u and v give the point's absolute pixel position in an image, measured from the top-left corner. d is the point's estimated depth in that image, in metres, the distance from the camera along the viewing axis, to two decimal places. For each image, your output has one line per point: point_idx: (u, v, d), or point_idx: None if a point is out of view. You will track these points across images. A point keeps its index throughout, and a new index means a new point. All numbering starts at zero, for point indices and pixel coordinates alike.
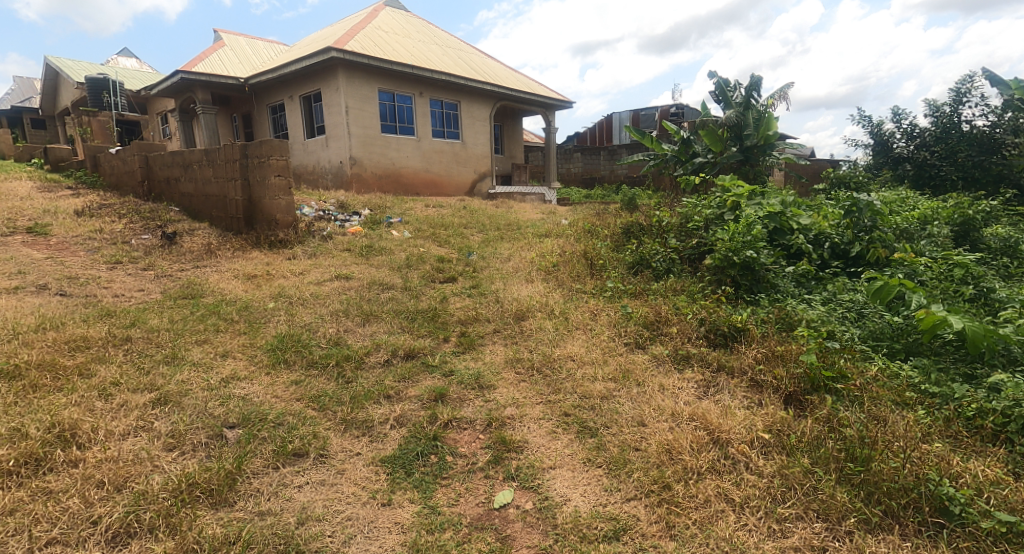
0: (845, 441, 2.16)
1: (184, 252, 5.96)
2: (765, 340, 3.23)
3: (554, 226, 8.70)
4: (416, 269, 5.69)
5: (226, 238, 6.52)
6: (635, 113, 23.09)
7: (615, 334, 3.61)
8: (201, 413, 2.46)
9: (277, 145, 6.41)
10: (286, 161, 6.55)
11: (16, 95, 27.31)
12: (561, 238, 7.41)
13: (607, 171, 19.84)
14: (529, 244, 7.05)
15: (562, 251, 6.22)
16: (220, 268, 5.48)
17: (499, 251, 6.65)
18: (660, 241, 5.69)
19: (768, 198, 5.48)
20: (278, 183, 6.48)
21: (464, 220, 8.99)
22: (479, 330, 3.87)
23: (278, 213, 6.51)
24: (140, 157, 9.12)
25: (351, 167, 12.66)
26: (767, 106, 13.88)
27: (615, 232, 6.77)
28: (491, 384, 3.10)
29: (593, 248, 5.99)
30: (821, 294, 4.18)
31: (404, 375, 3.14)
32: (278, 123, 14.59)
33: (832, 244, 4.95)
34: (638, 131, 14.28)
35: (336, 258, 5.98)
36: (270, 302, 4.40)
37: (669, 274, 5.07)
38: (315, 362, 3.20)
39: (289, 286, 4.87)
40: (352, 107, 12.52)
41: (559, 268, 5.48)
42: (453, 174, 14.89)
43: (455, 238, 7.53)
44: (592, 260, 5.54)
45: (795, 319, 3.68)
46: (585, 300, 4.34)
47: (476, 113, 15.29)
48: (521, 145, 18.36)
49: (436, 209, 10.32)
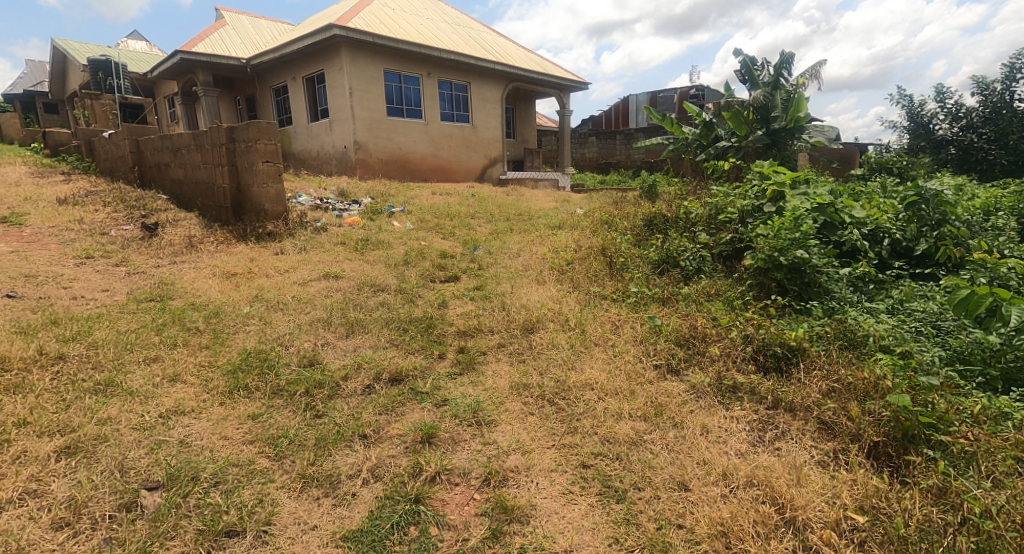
0: (978, 538, 1.56)
1: (163, 245, 5.46)
2: (830, 366, 2.61)
3: (568, 216, 8.06)
4: (414, 266, 5.12)
5: (211, 230, 6.01)
6: (653, 95, 22.19)
7: (642, 353, 3.01)
8: (114, 476, 1.92)
9: (266, 127, 5.84)
10: (277, 145, 5.99)
11: (28, 79, 26.91)
12: (576, 231, 6.79)
13: (622, 156, 19.08)
14: (541, 237, 6.45)
15: (577, 245, 5.61)
16: (199, 264, 4.97)
17: (508, 244, 6.06)
18: (688, 239, 5.07)
19: (814, 187, 4.80)
20: (267, 170, 5.93)
21: (471, 209, 8.40)
22: (480, 344, 3.31)
23: (267, 203, 5.98)
24: (130, 141, 8.61)
25: (356, 152, 12.08)
26: (797, 85, 13.02)
27: (636, 225, 6.15)
28: (492, 420, 2.54)
29: (613, 243, 5.37)
30: (884, 302, 3.55)
31: (386, 407, 2.60)
32: (282, 106, 14.05)
33: (892, 240, 4.27)
34: (659, 113, 13.56)
35: (328, 253, 5.44)
36: (244, 307, 3.87)
37: (700, 274, 4.45)
38: (281, 389, 2.65)
39: (270, 287, 4.33)
40: (357, 88, 11.90)
41: (574, 266, 4.88)
42: (462, 159, 14.24)
43: (460, 230, 6.96)
44: (612, 258, 4.92)
45: (860, 336, 3.06)
46: (604, 307, 3.74)
47: (487, 95, 14.59)
48: (534, 129, 17.65)
49: (443, 197, 9.73)
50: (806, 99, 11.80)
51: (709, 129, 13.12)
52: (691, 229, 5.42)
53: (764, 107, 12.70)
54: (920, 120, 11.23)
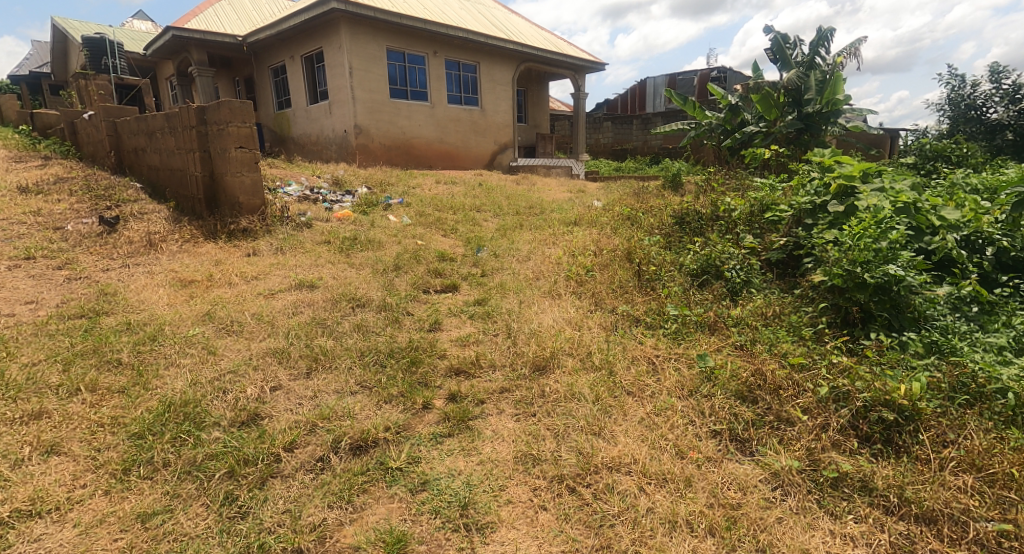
0: None
1: (119, 243, 4.74)
2: (977, 451, 1.83)
3: (583, 209, 7.27)
4: (407, 273, 4.39)
5: (180, 224, 5.30)
6: (671, 78, 21.13)
7: (693, 412, 2.24)
8: None
9: (240, 106, 5.07)
10: (254, 129, 5.23)
11: (31, 61, 26.18)
12: (594, 228, 6.00)
13: (639, 142, 18.16)
14: (555, 235, 5.68)
15: (597, 247, 4.86)
16: (154, 269, 4.24)
17: (517, 244, 5.31)
18: (731, 244, 4.26)
19: (890, 180, 3.96)
20: (241, 157, 5.17)
21: (477, 200, 7.63)
22: (477, 388, 2.57)
23: (241, 195, 5.23)
24: (106, 124, 7.88)
25: (357, 137, 11.29)
26: (834, 65, 12.01)
27: (664, 225, 5.35)
28: (488, 522, 1.78)
29: (639, 246, 4.60)
30: (1005, 334, 2.73)
31: (343, 497, 1.86)
32: (281, 87, 13.26)
33: (996, 249, 3.43)
34: (681, 96, 12.66)
35: (308, 254, 4.70)
36: (192, 328, 3.15)
37: (749, 289, 3.67)
38: (196, 466, 1.91)
39: (231, 299, 3.62)
40: (357, 67, 11.07)
41: (593, 274, 4.13)
42: (470, 145, 13.42)
43: (464, 226, 6.21)
44: (639, 266, 4.16)
45: (996, 391, 2.25)
46: (636, 336, 2.98)
47: (497, 76, 13.69)
48: (547, 113, 16.73)
49: (447, 186, 8.98)
50: (844, 80, 10.81)
51: (735, 113, 12.20)
52: (732, 232, 4.62)
53: (796, 89, 11.71)
54: (971, 103, 10.22)
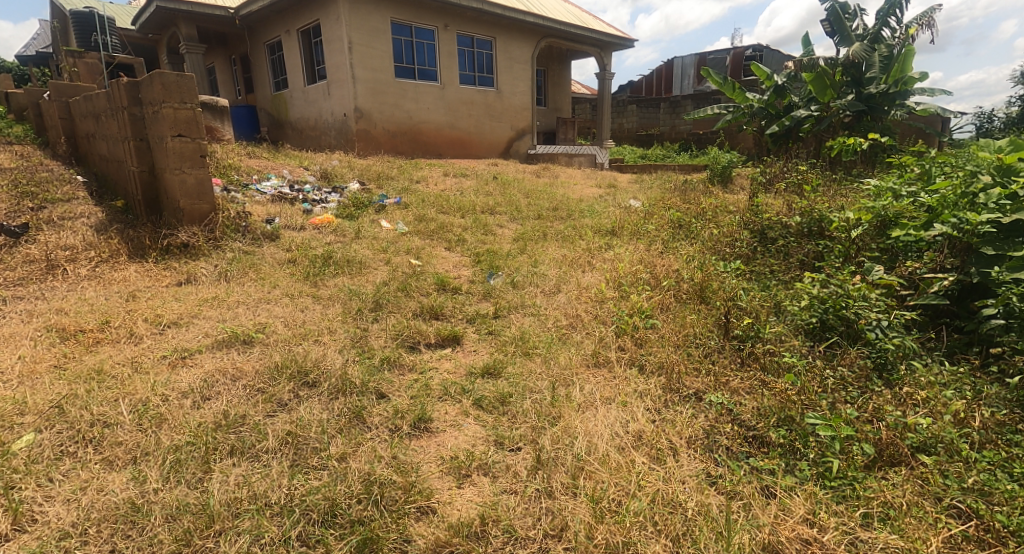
0: None
1: (13, 262, 3.53)
2: None
3: (619, 212, 5.97)
4: (391, 314, 3.17)
5: (106, 232, 4.08)
6: (702, 57, 19.53)
7: None
8: None
9: (177, 81, 3.80)
10: (201, 110, 3.95)
11: (36, 40, 25.09)
12: (638, 242, 4.72)
13: (666, 127, 16.70)
14: (590, 252, 4.41)
15: (650, 274, 3.60)
16: (39, 304, 3.04)
17: (541, 265, 4.08)
18: (857, 280, 2.95)
19: None
20: (180, 148, 3.90)
21: (490, 198, 6.39)
22: None
23: (182, 198, 3.97)
24: (58, 104, 6.69)
25: (358, 121, 10.02)
26: (903, 38, 10.38)
27: (736, 246, 4.06)
28: None
29: (715, 279, 3.32)
30: None
31: None
32: (277, 66, 11.99)
33: None
34: (718, 76, 11.10)
35: (262, 282, 3.50)
36: (24, 434, 1.93)
37: (907, 364, 2.37)
38: None
39: (121, 364, 2.41)
40: (357, 43, 9.75)
41: (656, 323, 2.88)
42: (484, 130, 12.09)
43: (473, 235, 4.98)
44: (725, 313, 2.87)
45: None
46: (770, 480, 1.70)
47: (516, 53, 12.28)
48: (568, 96, 15.29)
49: (456, 180, 7.73)
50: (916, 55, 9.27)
51: (782, 95, 10.68)
52: (847, 261, 3.29)
53: (856, 65, 10.08)
54: None
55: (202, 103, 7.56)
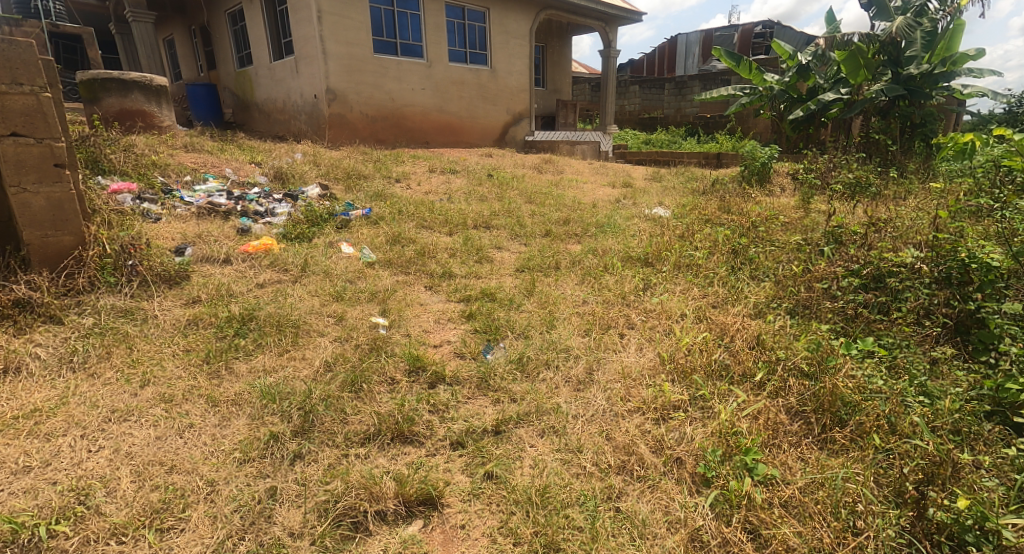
0: None
1: None
2: None
3: (648, 227, 4.73)
4: (326, 444, 1.94)
5: None
6: (707, 34, 18.05)
7: None
8: None
9: (3, 50, 2.48)
10: (50, 95, 2.63)
11: None
12: (686, 279, 3.49)
13: (672, 110, 15.36)
14: (625, 298, 3.17)
15: (732, 355, 2.37)
16: None
17: (559, 325, 2.85)
18: None
19: None
20: (18, 152, 2.57)
21: (483, 205, 5.13)
22: None
23: (25, 228, 2.63)
24: None
25: (330, 104, 8.63)
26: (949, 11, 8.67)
27: (840, 301, 2.84)
28: None
29: (849, 375, 2.08)
30: None
31: None
32: (240, 39, 10.45)
33: None
34: (732, 57, 9.65)
35: (132, 370, 2.23)
36: None
37: None
38: None
39: None
40: (328, 12, 8.30)
41: (783, 486, 1.65)
42: (477, 114, 10.71)
43: (461, 264, 3.74)
44: (905, 469, 1.64)
45: None
46: None
47: (513, 26, 10.83)
48: (569, 76, 13.87)
49: (443, 178, 6.45)
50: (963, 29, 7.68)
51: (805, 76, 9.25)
52: None
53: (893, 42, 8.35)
54: None
55: (130, 81, 6.10)
